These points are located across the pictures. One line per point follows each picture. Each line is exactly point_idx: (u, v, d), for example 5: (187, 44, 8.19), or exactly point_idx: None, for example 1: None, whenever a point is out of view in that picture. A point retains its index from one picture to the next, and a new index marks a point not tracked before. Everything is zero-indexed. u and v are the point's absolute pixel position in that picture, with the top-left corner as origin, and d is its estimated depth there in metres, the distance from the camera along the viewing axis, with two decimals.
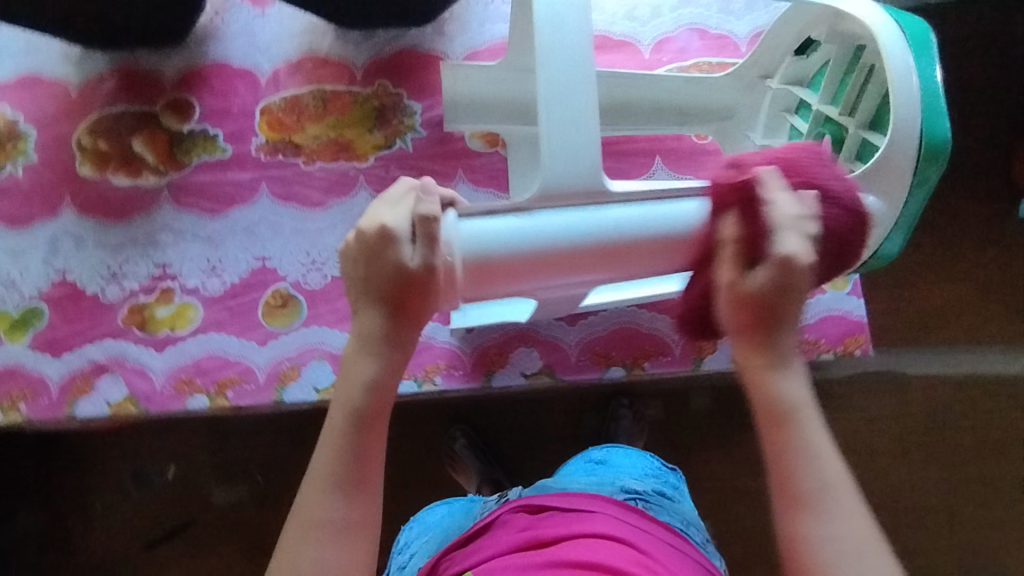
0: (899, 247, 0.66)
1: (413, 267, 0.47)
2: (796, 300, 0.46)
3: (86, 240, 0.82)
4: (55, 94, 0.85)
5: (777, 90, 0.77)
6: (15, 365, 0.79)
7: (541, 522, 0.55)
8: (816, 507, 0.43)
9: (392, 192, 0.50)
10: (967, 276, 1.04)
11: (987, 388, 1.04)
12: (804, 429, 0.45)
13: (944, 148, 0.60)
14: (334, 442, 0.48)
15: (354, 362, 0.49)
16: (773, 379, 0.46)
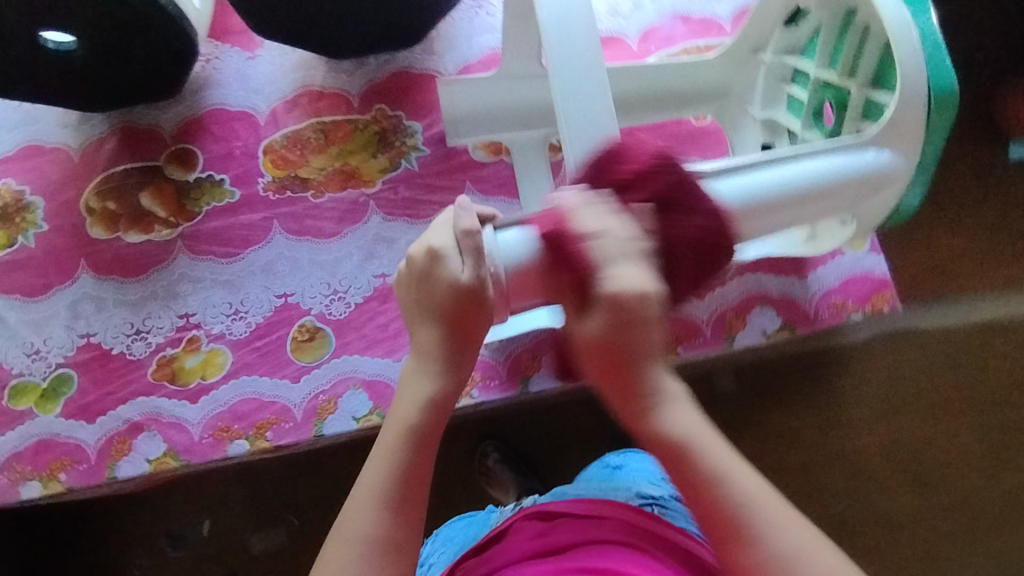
0: (919, 200, 0.68)
1: (465, 280, 0.49)
2: (648, 329, 0.43)
3: (106, 301, 0.82)
4: (58, 161, 0.86)
5: (770, 63, 0.79)
6: (50, 434, 0.78)
7: (556, 529, 0.53)
8: (743, 535, 0.42)
9: (440, 221, 0.53)
10: (965, 225, 1.07)
11: (991, 334, 1.05)
12: (710, 456, 0.44)
13: (953, 94, 0.62)
14: (385, 459, 0.49)
15: (412, 381, 0.51)
16: (657, 417, 0.44)
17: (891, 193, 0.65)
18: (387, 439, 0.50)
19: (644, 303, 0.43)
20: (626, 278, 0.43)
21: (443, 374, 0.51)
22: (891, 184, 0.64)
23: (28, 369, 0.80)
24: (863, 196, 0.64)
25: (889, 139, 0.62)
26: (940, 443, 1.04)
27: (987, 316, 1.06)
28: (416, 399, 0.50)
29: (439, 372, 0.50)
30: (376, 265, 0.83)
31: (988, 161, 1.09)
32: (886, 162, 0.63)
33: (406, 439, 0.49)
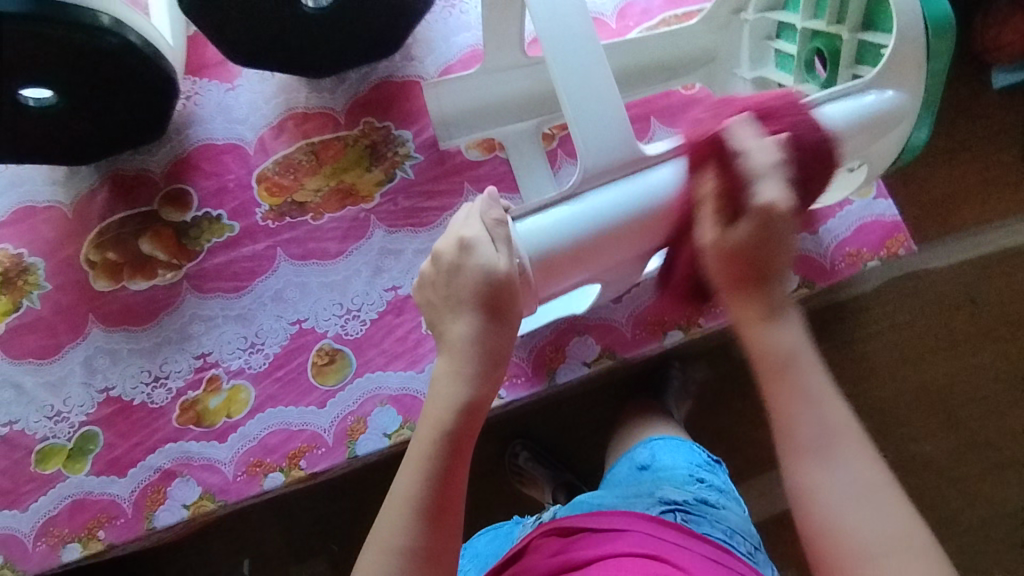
0: (927, 135, 0.68)
1: (500, 265, 0.51)
2: (780, 245, 0.49)
3: (120, 352, 0.81)
4: (52, 219, 0.85)
5: (754, 21, 0.78)
6: (83, 494, 0.77)
7: (575, 544, 0.53)
8: (823, 455, 0.44)
9: (461, 216, 0.55)
10: (960, 160, 1.07)
11: (1001, 266, 1.05)
12: (812, 381, 0.46)
13: (947, 23, 0.62)
14: (417, 467, 0.48)
15: (442, 381, 0.50)
16: (767, 331, 0.48)
17: (900, 131, 0.64)
18: (419, 448, 0.49)
19: (777, 220, 0.48)
20: (772, 193, 0.49)
21: (478, 369, 0.50)
22: (899, 123, 0.63)
23: (52, 431, 0.79)
24: (874, 138, 0.62)
25: (889, 78, 0.61)
26: (962, 379, 1.03)
27: (994, 247, 1.05)
28: (449, 400, 0.49)
29: (474, 368, 0.50)
30: (386, 279, 0.82)
31: (977, 90, 1.09)
32: (890, 100, 0.62)
33: (438, 445, 0.48)
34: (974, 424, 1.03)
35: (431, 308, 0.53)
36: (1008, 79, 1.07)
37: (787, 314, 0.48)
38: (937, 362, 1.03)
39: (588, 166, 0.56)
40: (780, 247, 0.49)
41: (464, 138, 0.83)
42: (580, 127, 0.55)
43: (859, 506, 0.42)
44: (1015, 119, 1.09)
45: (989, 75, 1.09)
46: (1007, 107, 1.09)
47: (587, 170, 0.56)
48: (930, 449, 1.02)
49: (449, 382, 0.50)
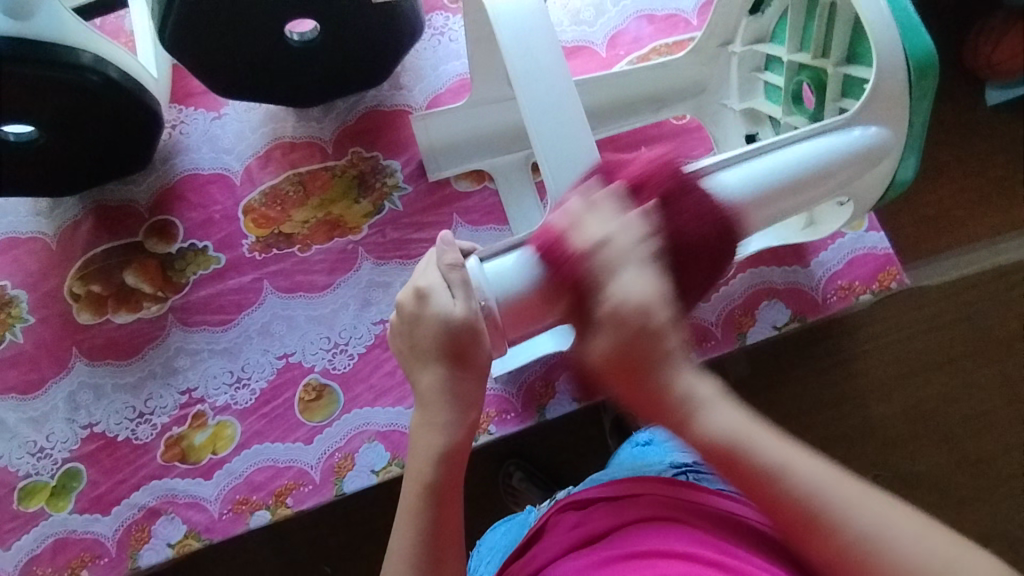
0: (915, 170, 0.66)
1: (457, 313, 0.48)
2: (654, 345, 0.43)
3: (104, 387, 0.80)
4: (35, 250, 0.83)
5: (741, 53, 0.77)
6: (66, 532, 0.76)
7: (592, 515, 0.48)
8: (819, 525, 0.41)
9: (424, 261, 0.53)
10: (949, 179, 1.07)
11: (1006, 278, 1.05)
12: (764, 450, 0.43)
13: (931, 62, 0.60)
14: (410, 520, 0.47)
15: (419, 436, 0.49)
16: (700, 421, 0.43)
17: (886, 164, 0.63)
18: (407, 504, 0.48)
19: (652, 316, 0.43)
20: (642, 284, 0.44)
21: (454, 417, 0.48)
22: (884, 157, 0.62)
23: (35, 468, 0.78)
24: (859, 173, 0.62)
25: (873, 112, 0.61)
26: (957, 397, 1.03)
27: (988, 265, 1.05)
28: (428, 454, 0.48)
29: (447, 417, 0.48)
30: (374, 312, 0.81)
31: (967, 112, 1.10)
32: (874, 135, 0.61)
33: (428, 497, 0.47)
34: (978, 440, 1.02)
35: (401, 359, 0.52)
36: (1002, 95, 1.09)
37: (701, 385, 0.45)
38: (933, 380, 1.03)
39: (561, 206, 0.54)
40: (666, 334, 0.43)
41: (452, 168, 0.84)
42: (553, 168, 0.54)
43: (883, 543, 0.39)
44: (1004, 141, 1.09)
45: (983, 91, 1.10)
46: (996, 129, 1.09)
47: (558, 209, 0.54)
48: (935, 468, 1.01)
49: (427, 435, 0.48)
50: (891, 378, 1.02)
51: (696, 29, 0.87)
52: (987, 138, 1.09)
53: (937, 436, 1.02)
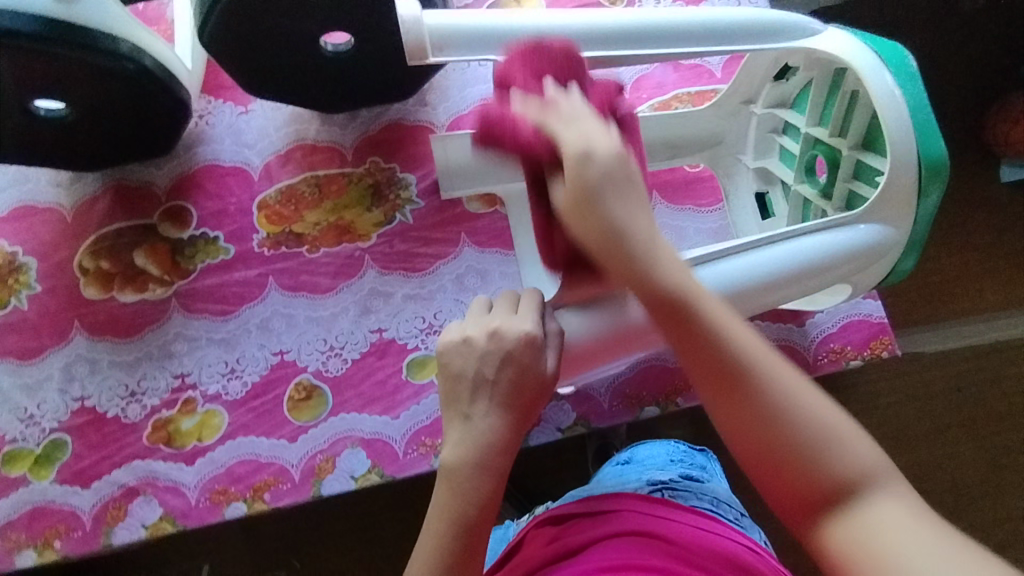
0: (914, 264, 0.69)
1: (547, 371, 0.52)
2: (611, 178, 0.48)
3: (100, 362, 0.81)
4: (51, 220, 0.85)
5: (762, 115, 0.79)
6: (44, 501, 0.77)
7: (568, 531, 0.55)
8: (706, 333, 0.44)
9: (513, 301, 0.54)
10: (950, 251, 1.10)
11: (996, 357, 1.07)
12: (671, 271, 0.46)
13: (943, 164, 0.63)
14: (431, 554, 0.46)
15: (457, 470, 0.48)
16: (659, 267, 0.46)
17: (885, 261, 0.66)
18: (432, 531, 0.47)
19: (625, 163, 0.48)
20: (589, 130, 0.50)
21: (505, 465, 0.49)
22: (886, 252, 0.65)
23: (22, 434, 0.79)
24: (862, 267, 0.65)
25: (882, 211, 0.63)
26: (938, 467, 1.03)
27: (983, 341, 1.07)
28: (466, 493, 0.47)
29: (498, 463, 0.48)
30: (373, 320, 0.83)
31: (976, 188, 1.12)
32: (877, 234, 0.64)
33: (455, 532, 0.46)
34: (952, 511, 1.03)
35: (455, 380, 0.50)
36: (1015, 175, 1.11)
37: (643, 208, 0.48)
38: (918, 448, 1.04)
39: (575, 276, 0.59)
40: (633, 176, 0.48)
41: (462, 189, 0.84)
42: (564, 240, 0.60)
43: (823, 439, 0.41)
44: (1009, 220, 1.11)
45: (998, 167, 1.12)
46: (1002, 207, 1.12)
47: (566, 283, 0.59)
48: None
49: (470, 474, 0.47)
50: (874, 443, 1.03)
51: (720, 81, 0.89)
52: (993, 217, 1.11)
53: None
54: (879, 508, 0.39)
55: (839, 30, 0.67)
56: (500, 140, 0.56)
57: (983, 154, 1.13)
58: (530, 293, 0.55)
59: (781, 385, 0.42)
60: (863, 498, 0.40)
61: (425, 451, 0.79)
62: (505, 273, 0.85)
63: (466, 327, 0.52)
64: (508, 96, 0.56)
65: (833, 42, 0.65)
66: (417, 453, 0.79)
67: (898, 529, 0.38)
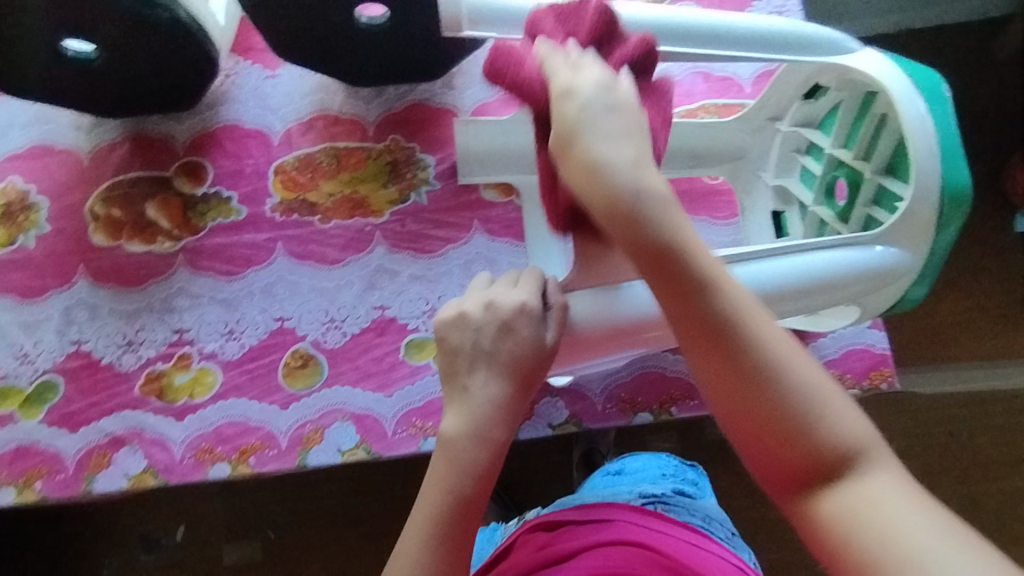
0: (923, 295, 0.69)
1: (547, 340, 0.51)
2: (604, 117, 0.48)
3: (100, 309, 0.81)
4: (67, 162, 0.85)
5: (787, 133, 0.79)
6: (30, 441, 0.77)
7: (561, 537, 0.55)
8: (646, 222, 0.45)
9: (514, 277, 0.54)
10: (958, 293, 1.10)
11: (992, 404, 1.07)
12: (670, 229, 0.45)
13: (964, 195, 0.63)
14: (424, 526, 0.46)
15: (455, 442, 0.48)
16: (651, 219, 0.45)
17: (898, 286, 0.66)
18: (427, 501, 0.47)
19: (583, 71, 0.51)
20: (588, 75, 0.50)
21: (504, 437, 0.49)
22: (900, 277, 0.65)
23: (14, 372, 0.79)
24: (875, 288, 0.65)
25: (901, 235, 0.63)
26: None
27: (983, 386, 1.07)
28: (464, 465, 0.47)
29: (495, 433, 0.48)
30: (376, 297, 0.82)
31: (992, 234, 1.12)
32: (893, 257, 0.64)
33: (451, 505, 0.46)
34: None
35: (453, 353, 0.50)
36: None
37: (643, 157, 0.47)
38: None
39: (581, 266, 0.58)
40: (629, 117, 0.49)
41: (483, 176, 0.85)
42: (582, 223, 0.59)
43: (807, 401, 0.41)
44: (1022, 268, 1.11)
45: (1015, 216, 1.12)
46: (1016, 255, 1.11)
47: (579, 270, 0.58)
48: None
49: (468, 446, 0.47)
50: None
51: (748, 96, 0.88)
52: (1006, 263, 1.11)
53: None
54: (860, 479, 0.40)
55: (875, 52, 0.67)
56: (505, 82, 0.56)
57: (1002, 200, 1.13)
58: (531, 270, 0.54)
59: (724, 294, 0.44)
60: (842, 458, 0.41)
61: (414, 432, 0.79)
62: (513, 264, 0.84)
63: (463, 301, 0.52)
64: (532, 42, 0.56)
65: (868, 62, 0.65)
66: (406, 433, 0.78)
67: (882, 495, 0.39)
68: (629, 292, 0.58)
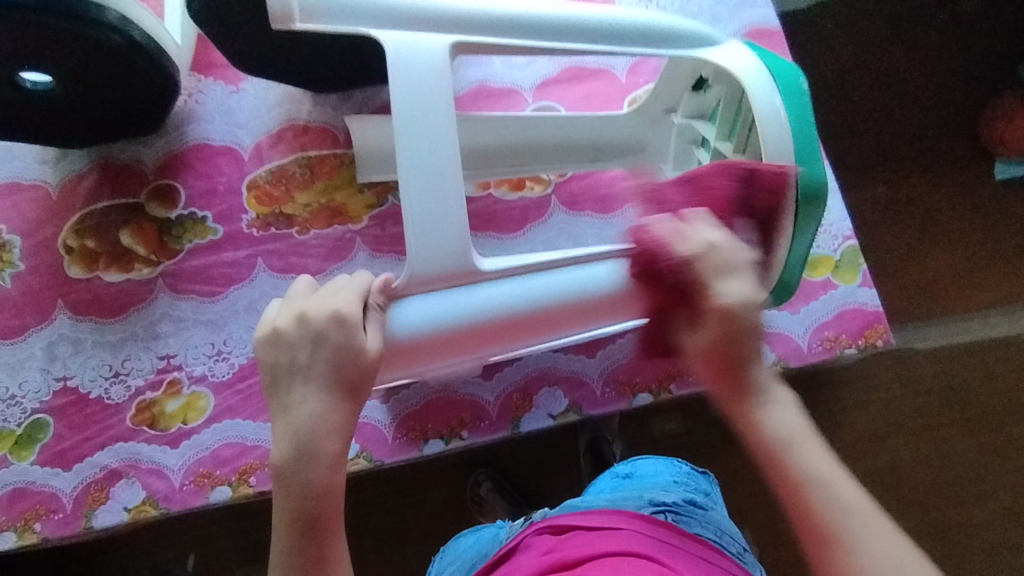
0: (800, 276, 0.69)
1: (368, 345, 0.49)
2: (751, 337, 0.47)
3: (84, 342, 0.80)
4: (36, 198, 0.84)
5: (681, 124, 0.79)
6: (25, 483, 0.75)
7: (569, 542, 0.53)
8: (763, 396, 0.47)
9: (330, 286, 0.52)
10: (945, 247, 1.09)
11: (989, 353, 1.07)
12: (782, 419, 0.46)
13: (821, 190, 0.64)
14: (283, 557, 0.44)
15: (284, 469, 0.45)
16: (764, 418, 0.46)
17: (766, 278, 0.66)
18: (278, 536, 0.45)
19: (721, 269, 0.48)
20: (738, 283, 0.47)
21: (337, 447, 0.46)
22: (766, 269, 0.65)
23: (2, 415, 0.77)
24: None
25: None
26: (926, 463, 1.05)
27: (980, 338, 1.07)
28: (301, 490, 0.44)
29: (326, 446, 0.45)
30: None
31: (973, 186, 1.12)
32: None
33: (297, 532, 0.44)
34: (940, 508, 1.04)
35: (272, 374, 0.47)
36: (1009, 172, 1.11)
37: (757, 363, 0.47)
38: (910, 443, 1.05)
39: (414, 272, 0.55)
40: (757, 333, 0.47)
41: (380, 173, 0.83)
42: (416, 231, 0.56)
43: None
44: (1007, 216, 1.11)
45: (994, 164, 1.12)
46: (999, 202, 1.11)
47: (413, 273, 0.55)
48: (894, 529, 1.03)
49: (300, 468, 0.44)
50: (866, 438, 1.04)
51: None
52: (990, 211, 1.11)
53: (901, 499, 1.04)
54: None
55: (740, 45, 0.67)
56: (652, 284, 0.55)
57: (980, 148, 1.13)
58: (351, 280, 0.52)
59: (835, 489, 0.43)
60: None
61: (413, 437, 0.78)
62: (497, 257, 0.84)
63: (275, 316, 0.49)
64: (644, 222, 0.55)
65: (729, 55, 0.66)
66: (406, 438, 0.78)
67: None
68: (486, 293, 0.58)
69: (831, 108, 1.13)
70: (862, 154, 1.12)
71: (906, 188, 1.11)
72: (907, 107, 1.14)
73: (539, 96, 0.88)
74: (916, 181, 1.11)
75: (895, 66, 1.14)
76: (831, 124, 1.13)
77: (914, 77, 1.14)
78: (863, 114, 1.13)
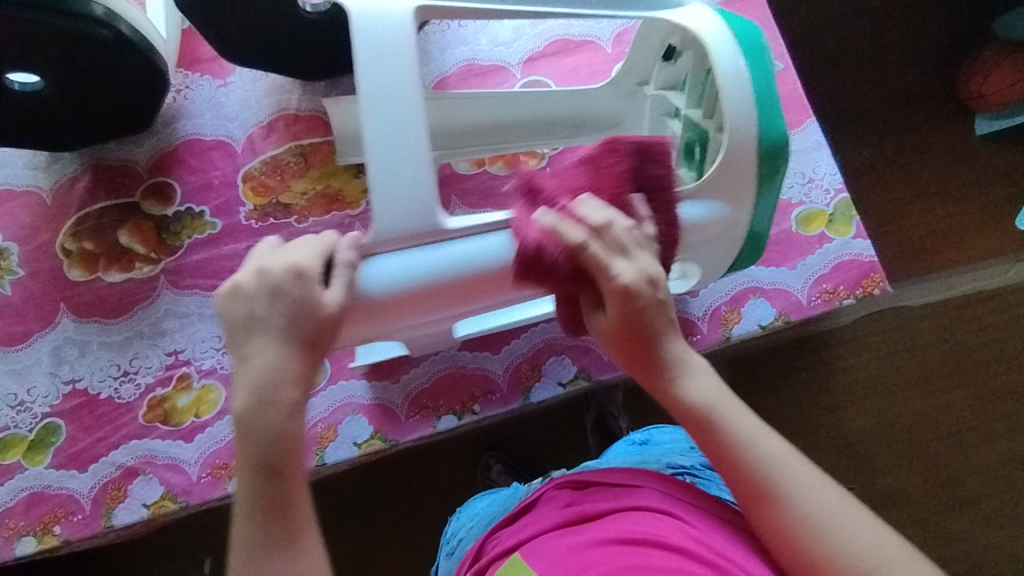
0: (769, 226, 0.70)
1: (327, 302, 0.49)
2: (657, 311, 0.49)
3: (90, 344, 0.80)
4: (30, 204, 0.83)
5: (654, 96, 0.79)
6: (41, 487, 0.75)
7: (588, 497, 0.53)
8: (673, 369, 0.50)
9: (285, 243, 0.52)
10: (933, 202, 1.11)
11: (980, 304, 1.10)
12: (690, 387, 0.50)
13: (781, 148, 0.65)
14: (247, 494, 0.46)
15: (244, 414, 0.46)
16: (681, 386, 0.50)
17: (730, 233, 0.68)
18: (241, 480, 0.46)
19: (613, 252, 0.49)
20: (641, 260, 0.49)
21: (297, 396, 0.47)
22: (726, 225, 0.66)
23: (13, 421, 0.77)
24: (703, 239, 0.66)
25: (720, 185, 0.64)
26: (926, 415, 1.07)
27: (971, 290, 1.10)
28: (262, 436, 0.45)
29: (285, 395, 0.46)
30: None
31: (955, 140, 1.14)
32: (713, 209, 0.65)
33: (258, 473, 0.45)
34: (942, 458, 1.06)
35: (231, 325, 0.48)
36: (991, 126, 1.13)
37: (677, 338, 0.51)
38: (910, 396, 1.07)
39: (381, 231, 0.55)
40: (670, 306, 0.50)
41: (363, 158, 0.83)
42: (381, 198, 0.55)
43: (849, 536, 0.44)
44: (990, 168, 1.13)
45: (974, 118, 1.14)
46: (982, 156, 1.14)
47: (379, 233, 0.55)
48: (899, 480, 1.05)
49: (259, 413, 0.45)
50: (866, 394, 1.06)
51: None
52: (973, 164, 1.13)
53: (903, 450, 1.06)
54: None
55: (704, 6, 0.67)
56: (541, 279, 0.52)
57: (960, 103, 1.15)
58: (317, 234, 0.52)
59: (744, 431, 0.48)
60: None
61: (427, 414, 0.79)
62: None
63: (239, 270, 0.49)
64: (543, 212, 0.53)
65: (694, 14, 0.65)
66: (420, 415, 0.78)
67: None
68: (461, 248, 0.57)
69: (813, 70, 1.14)
70: (846, 113, 1.14)
71: (892, 146, 1.13)
72: (888, 65, 1.15)
73: (527, 71, 0.88)
74: (902, 139, 1.13)
75: (873, 24, 1.16)
76: (814, 86, 1.14)
77: (892, 35, 1.16)
78: (845, 74, 1.14)
